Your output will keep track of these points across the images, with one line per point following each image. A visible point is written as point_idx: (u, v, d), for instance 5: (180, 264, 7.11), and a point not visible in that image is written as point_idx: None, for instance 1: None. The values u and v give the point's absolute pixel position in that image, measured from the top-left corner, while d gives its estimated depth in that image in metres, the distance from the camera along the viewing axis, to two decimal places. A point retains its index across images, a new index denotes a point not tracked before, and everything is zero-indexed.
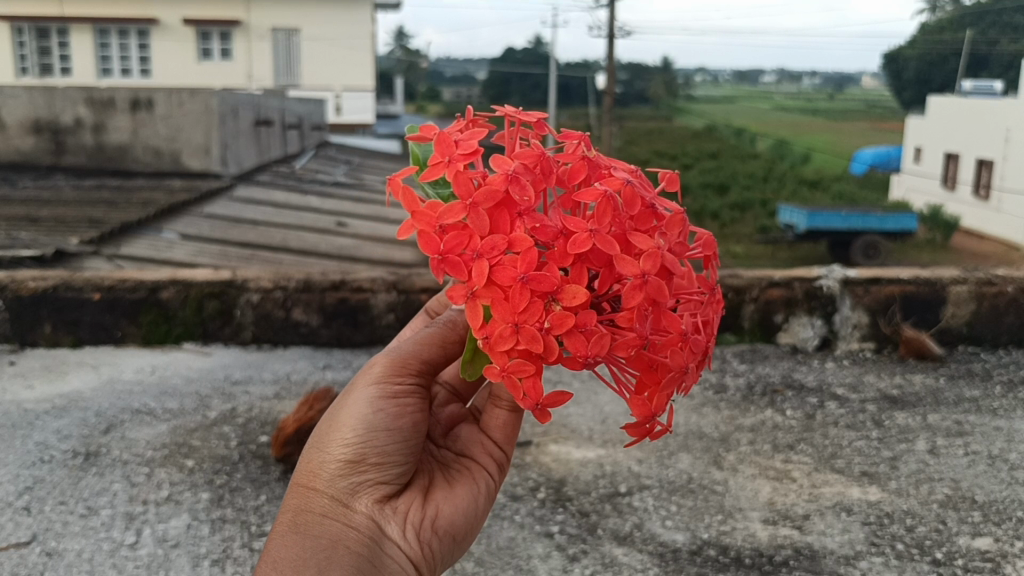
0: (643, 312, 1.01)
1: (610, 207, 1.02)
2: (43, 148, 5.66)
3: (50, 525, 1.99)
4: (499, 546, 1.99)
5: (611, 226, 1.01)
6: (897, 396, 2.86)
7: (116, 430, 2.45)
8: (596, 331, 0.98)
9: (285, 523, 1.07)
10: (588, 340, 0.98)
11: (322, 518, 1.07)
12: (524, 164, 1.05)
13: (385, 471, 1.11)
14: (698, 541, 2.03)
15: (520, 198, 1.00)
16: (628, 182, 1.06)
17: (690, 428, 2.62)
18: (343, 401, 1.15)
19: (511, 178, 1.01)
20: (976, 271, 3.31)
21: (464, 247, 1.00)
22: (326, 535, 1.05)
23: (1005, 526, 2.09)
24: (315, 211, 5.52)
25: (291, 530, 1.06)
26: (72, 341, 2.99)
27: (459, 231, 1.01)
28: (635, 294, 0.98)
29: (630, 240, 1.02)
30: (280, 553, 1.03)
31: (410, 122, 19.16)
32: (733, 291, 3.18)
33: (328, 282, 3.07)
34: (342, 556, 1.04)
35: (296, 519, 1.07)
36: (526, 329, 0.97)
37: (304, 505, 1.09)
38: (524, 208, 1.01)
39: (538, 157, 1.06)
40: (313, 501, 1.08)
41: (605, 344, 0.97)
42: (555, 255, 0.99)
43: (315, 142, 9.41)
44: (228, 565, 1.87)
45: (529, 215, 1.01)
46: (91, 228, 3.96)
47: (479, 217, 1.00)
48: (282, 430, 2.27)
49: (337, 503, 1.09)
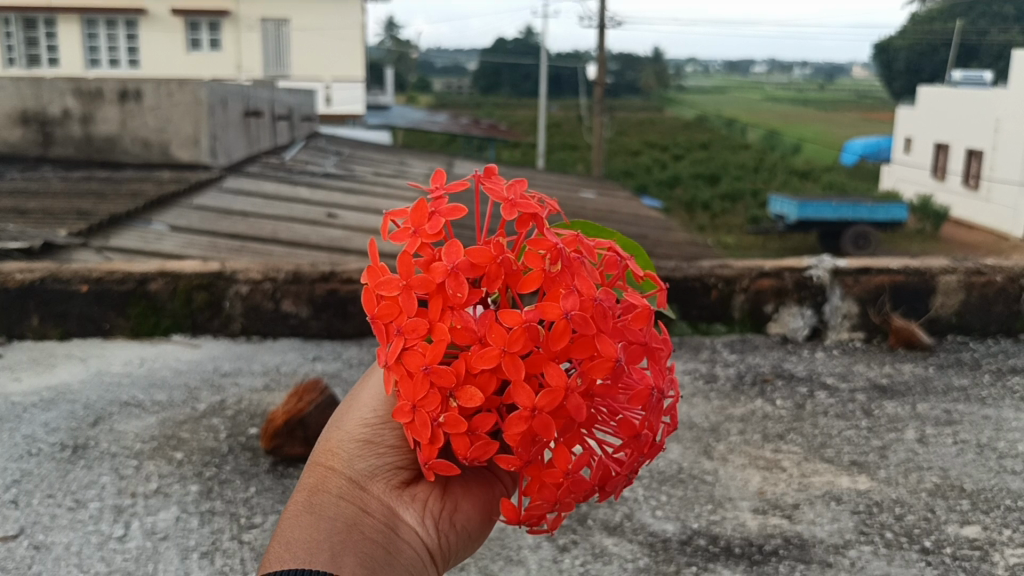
0: (532, 440, 0.98)
1: (525, 335, 0.95)
2: (30, 140, 5.60)
3: (38, 518, 1.97)
4: (489, 537, 1.98)
5: (516, 356, 0.95)
6: (886, 386, 2.87)
7: (105, 423, 2.44)
8: (478, 439, 0.98)
9: (300, 504, 1.02)
10: (469, 444, 0.98)
11: (338, 499, 1.03)
12: (474, 261, 0.99)
13: (401, 455, 1.08)
14: (687, 531, 2.03)
15: (451, 294, 0.98)
16: (568, 312, 0.97)
17: (680, 418, 2.62)
18: (357, 395, 1.14)
19: (449, 274, 0.99)
20: (965, 260, 3.31)
21: (392, 318, 1.03)
22: (342, 515, 1.01)
23: (993, 514, 2.09)
24: (304, 203, 5.49)
25: (306, 511, 1.01)
26: (59, 333, 2.97)
27: (392, 304, 1.03)
28: (517, 427, 0.95)
29: (543, 370, 0.97)
30: (296, 532, 0.97)
31: (400, 113, 19.14)
32: (723, 281, 3.20)
33: (317, 274, 3.06)
34: (361, 539, 0.99)
35: (311, 499, 1.02)
36: (409, 418, 0.98)
37: (320, 486, 1.04)
38: (454, 303, 0.99)
39: (492, 259, 0.99)
40: (330, 483, 1.04)
41: (483, 450, 0.98)
42: (464, 361, 0.97)
43: (306, 134, 9.34)
44: (217, 557, 1.86)
45: (457, 312, 0.98)
46: (79, 220, 3.93)
47: (410, 300, 1.01)
48: (271, 421, 2.26)
49: (354, 486, 1.05)
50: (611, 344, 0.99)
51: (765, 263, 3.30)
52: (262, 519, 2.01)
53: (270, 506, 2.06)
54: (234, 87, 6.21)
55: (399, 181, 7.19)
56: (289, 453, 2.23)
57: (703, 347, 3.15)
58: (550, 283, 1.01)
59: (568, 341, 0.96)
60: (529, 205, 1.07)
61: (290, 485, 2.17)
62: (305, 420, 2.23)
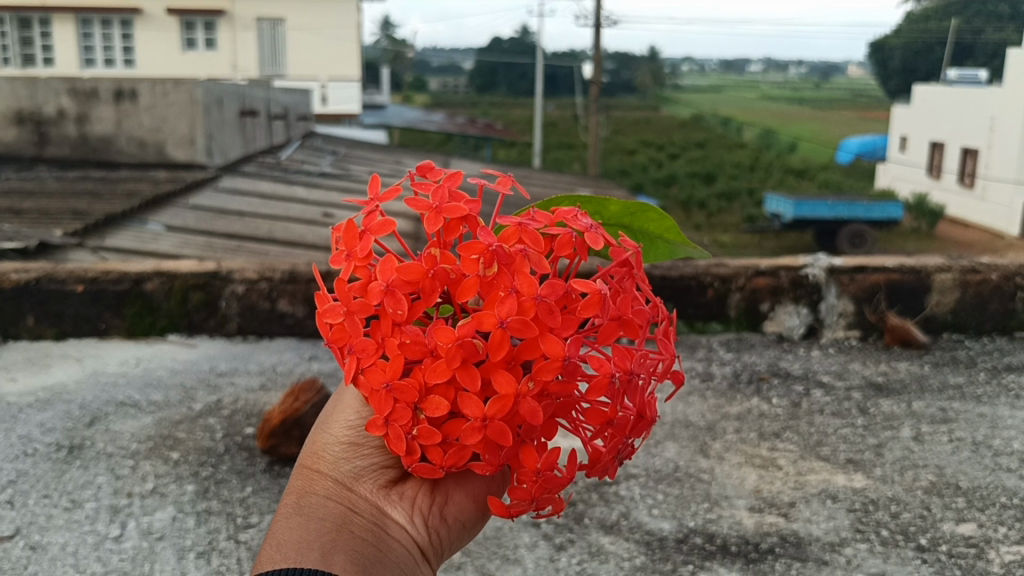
0: (499, 444, 1.00)
1: (463, 350, 0.96)
2: (25, 140, 5.59)
3: (33, 519, 1.97)
4: (486, 536, 1.98)
5: (459, 369, 0.96)
6: (882, 384, 2.87)
7: (101, 423, 2.44)
8: (452, 446, 1.01)
9: (291, 508, 1.03)
10: (443, 452, 1.01)
11: (325, 500, 1.03)
12: (405, 278, 1.01)
13: (390, 454, 1.09)
14: (683, 530, 2.04)
15: (390, 314, 1.00)
16: (502, 320, 0.96)
17: (677, 417, 2.62)
18: (343, 397, 1.15)
19: (385, 294, 1.01)
20: (960, 259, 3.32)
21: (347, 342, 1.06)
22: (331, 516, 1.01)
23: (988, 512, 2.10)
24: (301, 202, 5.49)
25: (296, 514, 1.02)
26: (55, 333, 2.97)
27: (343, 329, 1.07)
28: (473, 435, 0.98)
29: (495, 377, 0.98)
30: (286, 535, 0.98)
31: (397, 112, 19.13)
32: (719, 280, 3.21)
33: (313, 273, 3.06)
34: (350, 537, 0.99)
35: (300, 503, 1.03)
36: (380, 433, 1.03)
37: (308, 490, 1.05)
38: (398, 322, 1.01)
39: (423, 274, 1.00)
40: (318, 485, 1.05)
41: (456, 458, 1.01)
42: (417, 375, 1.00)
43: (302, 133, 9.34)
44: (213, 557, 1.86)
45: (400, 330, 1.01)
46: (75, 220, 3.93)
47: (357, 323, 1.04)
48: (267, 421, 2.26)
49: (341, 487, 1.05)
50: (558, 342, 0.98)
51: (761, 261, 3.31)
52: (258, 519, 2.00)
53: (266, 506, 2.06)
54: (229, 86, 6.19)
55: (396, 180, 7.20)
56: (285, 452, 2.23)
57: (699, 346, 3.15)
58: (487, 287, 1.00)
59: (505, 351, 0.96)
60: (456, 208, 1.06)
61: (287, 485, 2.17)
62: (301, 420, 2.23)
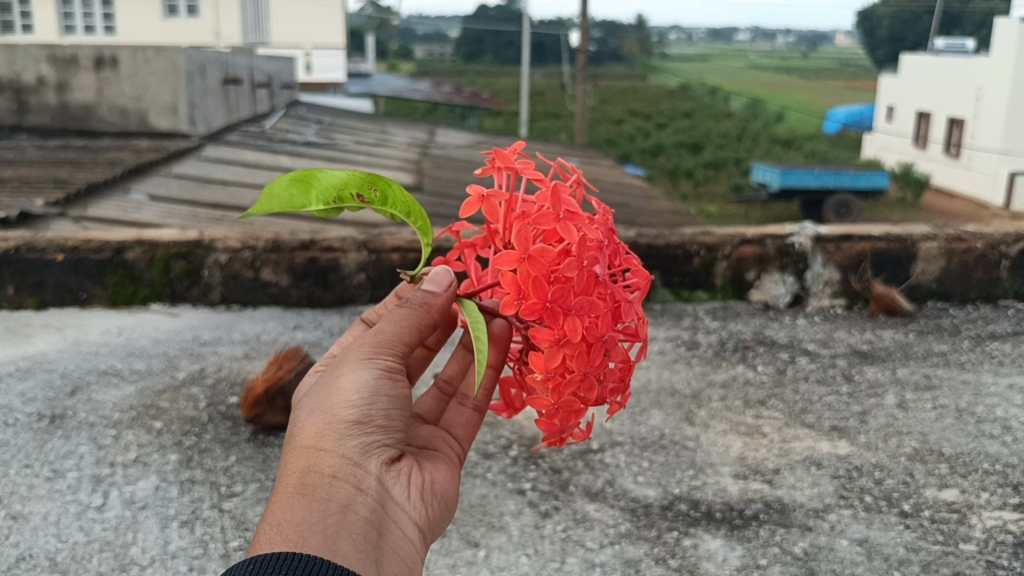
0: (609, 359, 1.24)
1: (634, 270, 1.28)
2: (5, 108, 5.55)
3: (14, 489, 1.96)
4: (471, 503, 1.98)
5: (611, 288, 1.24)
6: (866, 351, 2.88)
7: (83, 392, 2.41)
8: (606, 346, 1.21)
9: (290, 487, 1.00)
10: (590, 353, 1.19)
11: (331, 480, 1.01)
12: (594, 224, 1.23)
13: (389, 434, 1.10)
14: (668, 497, 2.04)
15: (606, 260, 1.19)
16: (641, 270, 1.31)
17: (663, 385, 2.62)
18: (333, 373, 1.13)
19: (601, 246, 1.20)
20: (945, 228, 3.32)
21: (567, 300, 1.15)
22: (335, 497, 1.00)
23: (971, 478, 2.11)
24: (285, 171, 5.44)
25: (297, 493, 0.99)
26: (36, 303, 2.94)
27: (562, 283, 1.15)
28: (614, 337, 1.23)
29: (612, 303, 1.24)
30: (287, 516, 0.96)
31: (381, 81, 18.86)
32: (706, 249, 3.19)
33: (297, 242, 3.04)
34: (355, 517, 0.99)
35: (303, 481, 1.00)
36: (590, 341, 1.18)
37: (312, 467, 1.02)
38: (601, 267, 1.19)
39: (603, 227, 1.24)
40: (323, 462, 1.03)
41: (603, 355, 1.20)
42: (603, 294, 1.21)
43: (286, 101, 9.24)
44: (196, 526, 1.86)
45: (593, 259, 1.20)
46: (56, 189, 3.89)
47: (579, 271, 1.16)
48: (250, 391, 2.23)
49: (347, 463, 1.04)
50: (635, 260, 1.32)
51: (747, 230, 3.29)
52: (242, 487, 2.00)
53: (250, 475, 2.05)
54: (213, 54, 6.11)
55: (380, 149, 7.14)
56: (268, 422, 2.21)
57: (685, 314, 3.15)
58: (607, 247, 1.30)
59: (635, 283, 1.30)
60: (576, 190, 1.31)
61: (271, 454, 2.16)
62: (285, 389, 2.21)
